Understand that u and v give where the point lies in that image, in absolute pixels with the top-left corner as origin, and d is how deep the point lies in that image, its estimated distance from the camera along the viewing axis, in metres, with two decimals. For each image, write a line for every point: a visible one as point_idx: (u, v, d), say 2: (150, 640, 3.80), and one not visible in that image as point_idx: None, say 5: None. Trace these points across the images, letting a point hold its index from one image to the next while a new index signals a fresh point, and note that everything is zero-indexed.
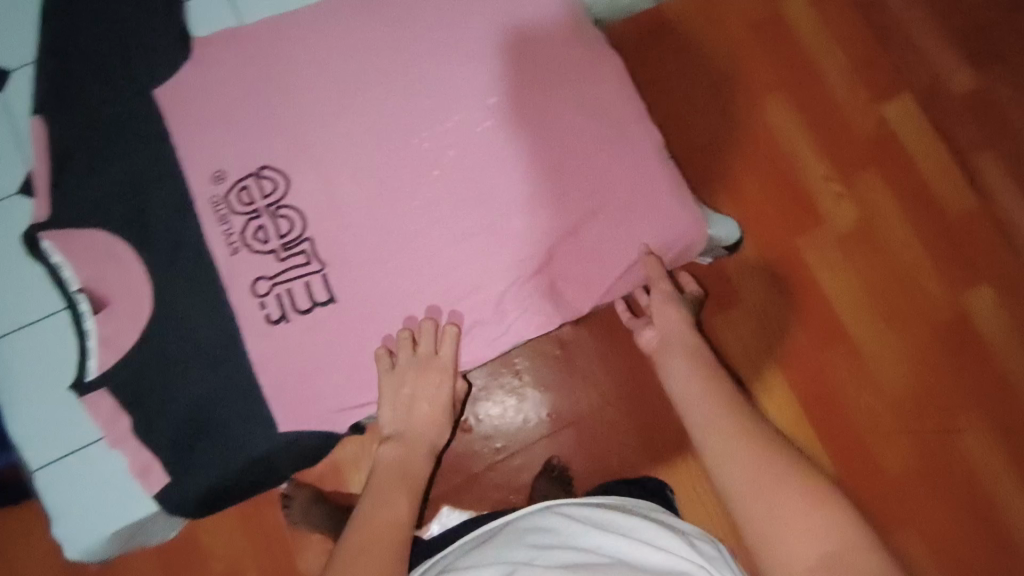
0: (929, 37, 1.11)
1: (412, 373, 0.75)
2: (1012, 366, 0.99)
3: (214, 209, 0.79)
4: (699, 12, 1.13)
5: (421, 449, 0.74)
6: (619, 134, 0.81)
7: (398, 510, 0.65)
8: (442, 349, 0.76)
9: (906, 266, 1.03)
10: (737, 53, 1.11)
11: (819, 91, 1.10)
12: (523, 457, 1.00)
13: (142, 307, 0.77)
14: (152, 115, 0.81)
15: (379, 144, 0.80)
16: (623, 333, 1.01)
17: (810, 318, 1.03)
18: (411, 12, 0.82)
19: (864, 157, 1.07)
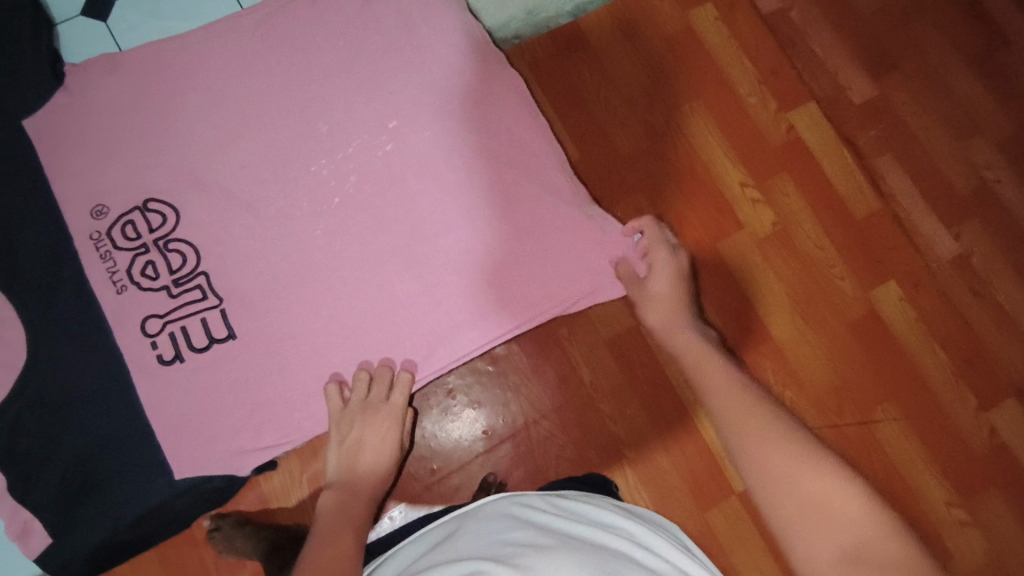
0: (828, 48, 1.18)
1: (362, 419, 0.73)
2: (920, 356, 1.06)
3: (95, 246, 0.74)
4: (609, 26, 1.14)
5: (362, 497, 0.69)
6: (522, 153, 0.80)
7: (342, 546, 0.61)
8: (395, 395, 0.74)
9: (820, 266, 1.08)
10: (649, 66, 1.13)
11: (728, 101, 1.13)
12: (460, 476, 0.95)
13: (15, 355, 0.71)
14: (24, 148, 0.76)
15: (278, 172, 0.78)
16: (553, 347, 0.98)
17: (736, 322, 1.06)
18: (302, 35, 0.80)
19: (776, 164, 1.11)
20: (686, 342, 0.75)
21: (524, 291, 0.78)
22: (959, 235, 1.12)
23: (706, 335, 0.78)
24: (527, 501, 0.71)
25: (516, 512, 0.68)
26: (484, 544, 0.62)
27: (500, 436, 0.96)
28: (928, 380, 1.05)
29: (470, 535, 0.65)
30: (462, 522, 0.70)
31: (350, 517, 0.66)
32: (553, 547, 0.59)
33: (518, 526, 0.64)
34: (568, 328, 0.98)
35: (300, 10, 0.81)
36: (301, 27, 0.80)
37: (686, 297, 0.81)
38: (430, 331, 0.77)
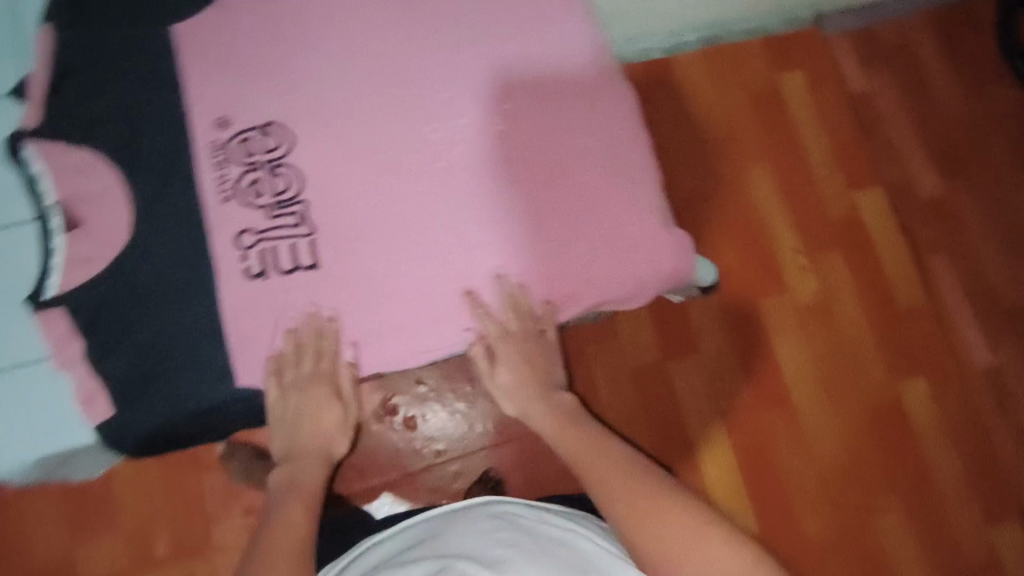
0: (907, 139, 1.25)
1: (300, 392, 0.77)
2: (931, 454, 1.12)
3: (212, 153, 0.77)
4: (704, 72, 1.25)
5: (312, 463, 0.77)
6: (620, 164, 0.84)
7: (296, 521, 0.68)
8: (323, 363, 0.77)
9: (853, 348, 1.15)
10: (728, 121, 1.23)
11: (800, 168, 1.22)
12: (461, 464, 1.13)
13: (118, 234, 0.74)
14: (166, 49, 0.79)
15: (390, 125, 0.81)
16: (579, 359, 1.13)
17: (757, 375, 1.14)
18: (441, 8, 0.85)
19: (831, 238, 1.19)
20: (547, 417, 0.82)
21: (592, 293, 0.81)
22: (997, 348, 1.17)
23: (568, 397, 0.86)
24: (504, 511, 0.74)
25: (496, 521, 0.71)
26: (456, 546, 0.66)
27: (509, 434, 1.14)
28: (935, 479, 1.11)
29: (459, 538, 0.68)
30: (452, 525, 0.72)
31: (302, 490, 0.73)
32: (524, 563, 0.62)
33: (506, 539, 0.66)
34: (595, 348, 1.14)
35: None
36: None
37: (542, 372, 0.85)
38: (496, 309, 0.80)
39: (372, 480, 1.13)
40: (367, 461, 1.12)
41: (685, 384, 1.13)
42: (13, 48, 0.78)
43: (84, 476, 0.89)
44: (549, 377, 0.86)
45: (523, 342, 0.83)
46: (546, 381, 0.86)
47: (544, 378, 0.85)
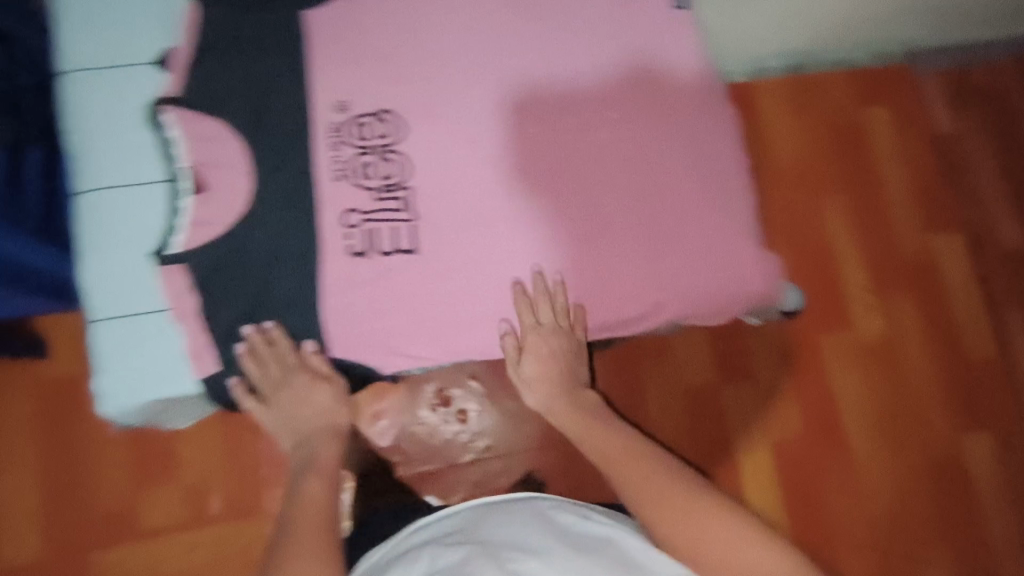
0: (1004, 206, 1.44)
1: (278, 390, 0.81)
2: (988, 500, 1.30)
3: (329, 134, 0.81)
4: (788, 112, 1.45)
5: (321, 441, 0.84)
6: (717, 182, 0.85)
7: (318, 498, 0.79)
8: (285, 362, 0.79)
9: (921, 405, 1.33)
10: (809, 153, 1.44)
11: (871, 200, 1.43)
12: (505, 461, 1.29)
13: (239, 201, 0.79)
14: (298, 32, 0.83)
15: (498, 123, 0.84)
16: (633, 366, 1.30)
17: (805, 405, 1.32)
18: (558, 15, 0.88)
19: (902, 280, 1.38)
20: (568, 412, 0.94)
21: (675, 305, 0.83)
22: None
23: (590, 394, 0.95)
24: (535, 503, 0.81)
25: (525, 514, 0.77)
26: (492, 537, 0.74)
27: (553, 440, 1.30)
28: (975, 526, 1.29)
29: (496, 524, 0.76)
30: (488, 511, 0.80)
31: (316, 469, 0.82)
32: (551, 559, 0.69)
33: (541, 528, 0.75)
34: (647, 362, 1.32)
35: None
36: (560, 8, 0.88)
37: (569, 368, 0.93)
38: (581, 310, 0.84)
39: (420, 465, 1.28)
40: (427, 447, 1.29)
41: (736, 402, 1.31)
42: (159, 15, 0.82)
43: (169, 424, 0.95)
44: (575, 373, 0.94)
45: (555, 339, 0.87)
46: (569, 376, 0.94)
47: (568, 373, 0.93)
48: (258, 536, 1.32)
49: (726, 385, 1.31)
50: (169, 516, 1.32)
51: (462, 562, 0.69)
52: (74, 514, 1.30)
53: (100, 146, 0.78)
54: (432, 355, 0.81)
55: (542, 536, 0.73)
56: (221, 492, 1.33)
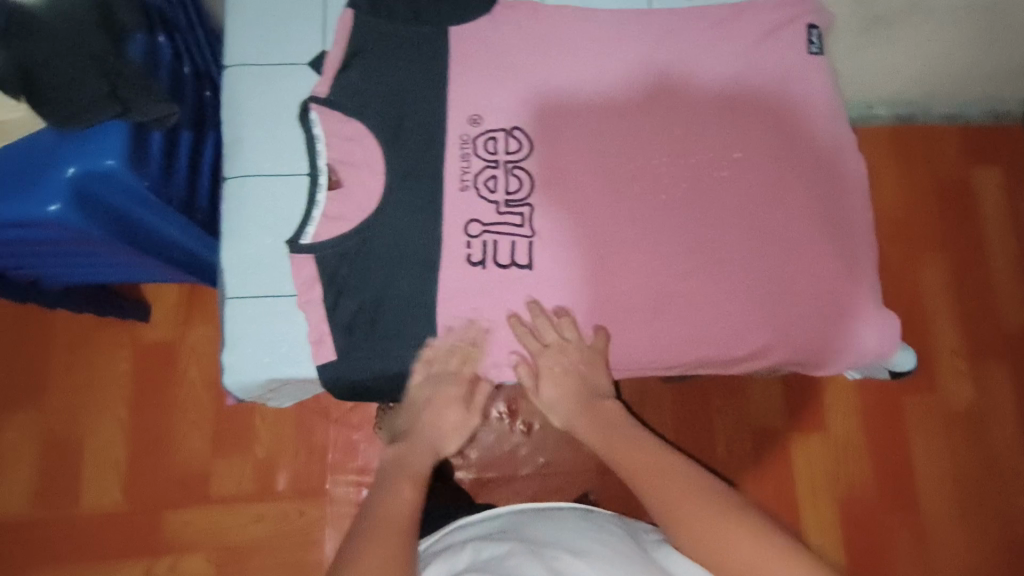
0: None
1: (438, 388, 0.84)
2: None
3: (461, 146, 0.85)
4: (897, 169, 1.44)
5: (427, 451, 0.85)
6: (835, 232, 0.85)
7: (404, 500, 0.76)
8: (464, 367, 0.84)
9: (1002, 471, 1.33)
10: (910, 212, 1.42)
11: (974, 268, 1.41)
12: (565, 478, 1.33)
13: (370, 200, 0.83)
14: (441, 45, 0.87)
15: (623, 150, 0.85)
16: (707, 405, 1.34)
17: (881, 467, 1.33)
18: (693, 50, 0.88)
19: (994, 348, 1.38)
20: (591, 427, 0.86)
21: (782, 350, 0.83)
22: None
23: (613, 405, 0.87)
24: (598, 521, 0.82)
25: (581, 528, 0.79)
26: (542, 537, 0.76)
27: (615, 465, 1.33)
28: None
29: (541, 527, 0.79)
30: (534, 514, 0.83)
31: (411, 471, 0.81)
32: (592, 563, 0.70)
33: (584, 533, 0.77)
34: (720, 401, 1.35)
35: (699, 29, 0.89)
36: (697, 43, 0.89)
37: (587, 382, 0.86)
38: (687, 343, 0.83)
39: (483, 470, 1.33)
40: (489, 455, 1.33)
41: (805, 452, 1.34)
42: (318, 20, 0.88)
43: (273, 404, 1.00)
44: (596, 387, 0.86)
45: (567, 359, 0.84)
46: (591, 393, 0.87)
47: (588, 390, 0.86)
48: (320, 518, 1.34)
49: (795, 432, 1.34)
50: (239, 486, 1.35)
51: (506, 554, 0.70)
52: (155, 469, 1.36)
53: (252, 137, 0.85)
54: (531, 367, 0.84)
55: (586, 540, 0.75)
56: (289, 468, 1.36)
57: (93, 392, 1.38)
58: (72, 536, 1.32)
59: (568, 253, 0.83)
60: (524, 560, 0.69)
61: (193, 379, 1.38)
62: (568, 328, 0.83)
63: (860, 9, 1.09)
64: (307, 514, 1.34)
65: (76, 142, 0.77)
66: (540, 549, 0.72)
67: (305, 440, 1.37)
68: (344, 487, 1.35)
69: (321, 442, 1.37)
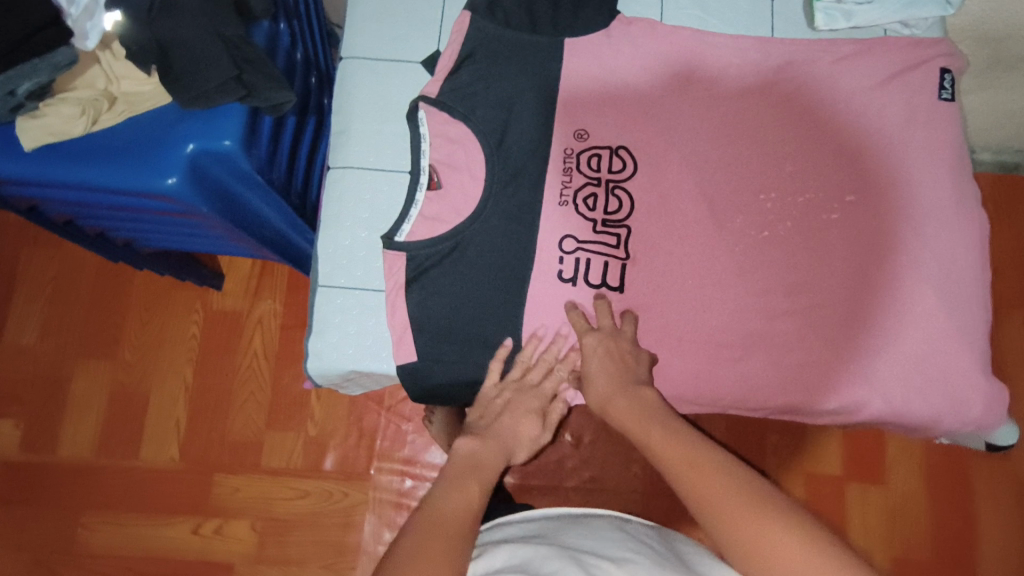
0: None
1: (517, 396, 0.79)
2: None
3: (564, 159, 0.84)
4: (1000, 220, 1.35)
5: (497, 457, 0.73)
6: (953, 291, 0.78)
7: (463, 499, 0.65)
8: (552, 373, 0.81)
9: None
10: (1007, 266, 1.34)
11: None
12: (610, 495, 1.30)
13: (468, 206, 0.82)
14: (555, 57, 0.86)
15: (728, 181, 0.83)
16: (763, 442, 1.29)
17: (940, 531, 1.27)
18: (814, 84, 0.85)
19: None
20: (626, 411, 0.72)
21: (880, 407, 0.77)
22: None
23: (649, 393, 0.73)
24: (631, 529, 0.72)
25: (615, 536, 0.68)
26: (573, 541, 0.66)
27: (661, 489, 1.30)
28: None
29: (575, 533, 0.69)
30: (569, 523, 0.73)
31: (479, 476, 0.69)
32: (632, 568, 0.59)
33: (625, 543, 0.66)
34: (776, 438, 1.29)
35: (821, 62, 0.86)
36: (818, 77, 0.85)
37: (628, 369, 0.76)
38: (775, 388, 0.79)
39: (526, 477, 1.31)
40: (535, 462, 1.31)
41: (859, 502, 1.28)
42: (435, 21, 0.89)
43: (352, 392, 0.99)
44: (635, 373, 0.76)
45: (614, 346, 0.77)
46: (630, 377, 0.75)
47: (628, 375, 0.75)
48: (362, 501, 1.35)
49: (852, 481, 1.28)
50: (289, 461, 1.37)
51: (543, 559, 0.59)
52: (210, 432, 1.39)
53: (359, 130, 0.85)
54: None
55: (623, 548, 0.65)
56: (338, 450, 1.38)
57: (164, 351, 1.42)
58: (127, 485, 1.37)
59: (662, 280, 0.81)
60: (553, 562, 0.58)
61: (259, 351, 1.42)
62: (629, 325, 0.79)
63: (989, 52, 1.03)
64: (351, 496, 1.36)
65: (197, 121, 0.79)
66: (570, 552, 0.61)
67: (356, 424, 1.38)
68: (389, 475, 1.35)
69: (372, 427, 1.38)
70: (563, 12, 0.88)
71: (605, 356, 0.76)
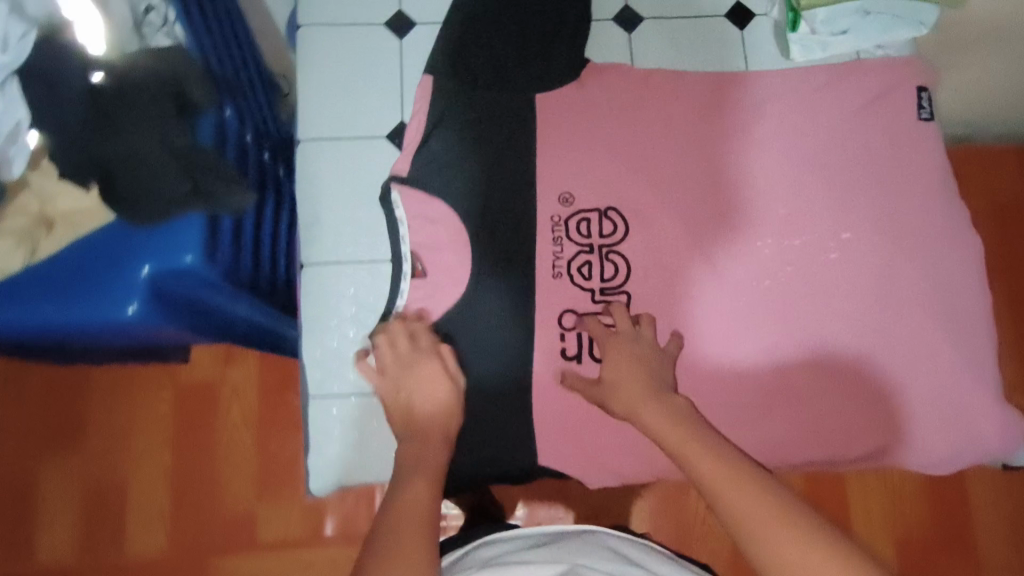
0: None
1: (404, 372, 0.71)
2: None
3: (553, 228, 0.79)
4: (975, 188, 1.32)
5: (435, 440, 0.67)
6: (957, 322, 0.78)
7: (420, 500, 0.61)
8: (416, 339, 0.73)
9: None
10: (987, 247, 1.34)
11: None
12: None
13: (458, 290, 0.78)
14: (528, 115, 0.82)
15: (723, 231, 0.81)
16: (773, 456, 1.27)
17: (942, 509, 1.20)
18: (795, 119, 0.83)
19: None
20: (657, 417, 0.66)
21: (898, 448, 0.77)
22: None
23: (682, 401, 0.68)
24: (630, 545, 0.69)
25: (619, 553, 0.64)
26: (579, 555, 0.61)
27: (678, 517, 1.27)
28: None
29: (577, 546, 0.64)
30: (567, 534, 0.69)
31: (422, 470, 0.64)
32: None
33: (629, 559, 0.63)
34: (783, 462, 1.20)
35: (799, 95, 0.84)
36: (798, 113, 0.83)
37: (653, 377, 0.71)
38: (794, 444, 0.77)
39: None
40: None
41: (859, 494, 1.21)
42: (396, 89, 0.83)
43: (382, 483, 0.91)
44: (663, 382, 0.71)
45: (635, 351, 0.73)
46: (660, 384, 0.70)
47: (656, 381, 0.71)
48: None
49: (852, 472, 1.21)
50: (287, 530, 1.30)
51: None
52: (199, 516, 1.30)
53: (330, 219, 0.79)
54: (629, 470, 0.77)
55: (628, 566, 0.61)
56: (336, 513, 1.31)
57: (134, 436, 1.32)
58: None
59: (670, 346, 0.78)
60: None
61: (242, 427, 1.34)
62: (647, 327, 0.76)
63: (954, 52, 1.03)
64: None
65: (151, 236, 0.72)
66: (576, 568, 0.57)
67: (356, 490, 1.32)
68: None
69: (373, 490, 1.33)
70: (530, 65, 0.83)
71: (630, 357, 0.72)
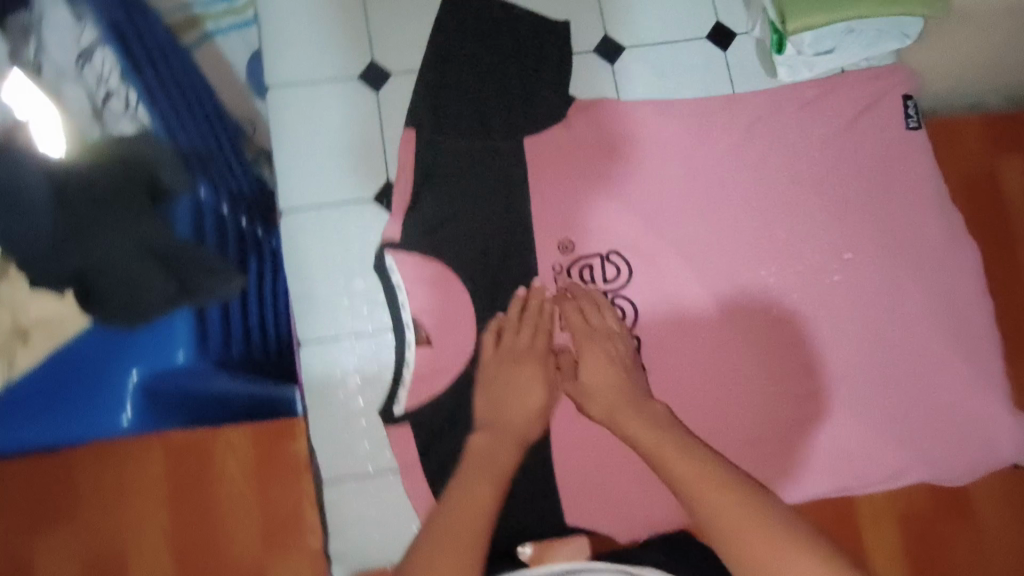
0: None
1: (512, 361, 0.71)
2: None
3: (555, 278, 0.77)
4: None
5: (513, 440, 0.65)
6: (964, 333, 0.78)
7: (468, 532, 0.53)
8: (536, 332, 0.73)
9: None
10: None
11: None
12: None
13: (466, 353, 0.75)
14: (518, 160, 0.79)
15: (726, 263, 0.79)
16: None
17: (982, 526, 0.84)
18: (786, 141, 0.82)
19: None
20: (635, 424, 0.64)
21: (921, 466, 0.76)
22: None
23: (659, 407, 0.66)
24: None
25: None
26: None
27: None
28: None
29: None
30: None
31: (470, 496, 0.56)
32: None
33: None
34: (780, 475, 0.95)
35: (788, 116, 0.83)
36: (789, 135, 0.82)
37: (629, 379, 0.69)
38: (818, 474, 0.76)
39: None
40: None
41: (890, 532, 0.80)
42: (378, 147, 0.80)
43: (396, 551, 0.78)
44: (639, 387, 0.69)
45: (609, 347, 0.72)
46: (635, 389, 0.68)
47: (632, 387, 0.69)
48: None
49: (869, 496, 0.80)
50: None
51: None
52: None
53: (324, 293, 0.76)
54: (660, 520, 0.75)
55: None
56: None
57: None
58: None
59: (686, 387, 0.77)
60: None
61: None
62: (608, 314, 0.74)
63: None
64: None
65: (142, 337, 0.68)
66: None
67: None
68: None
69: None
70: (514, 109, 0.80)
71: (604, 355, 0.71)
